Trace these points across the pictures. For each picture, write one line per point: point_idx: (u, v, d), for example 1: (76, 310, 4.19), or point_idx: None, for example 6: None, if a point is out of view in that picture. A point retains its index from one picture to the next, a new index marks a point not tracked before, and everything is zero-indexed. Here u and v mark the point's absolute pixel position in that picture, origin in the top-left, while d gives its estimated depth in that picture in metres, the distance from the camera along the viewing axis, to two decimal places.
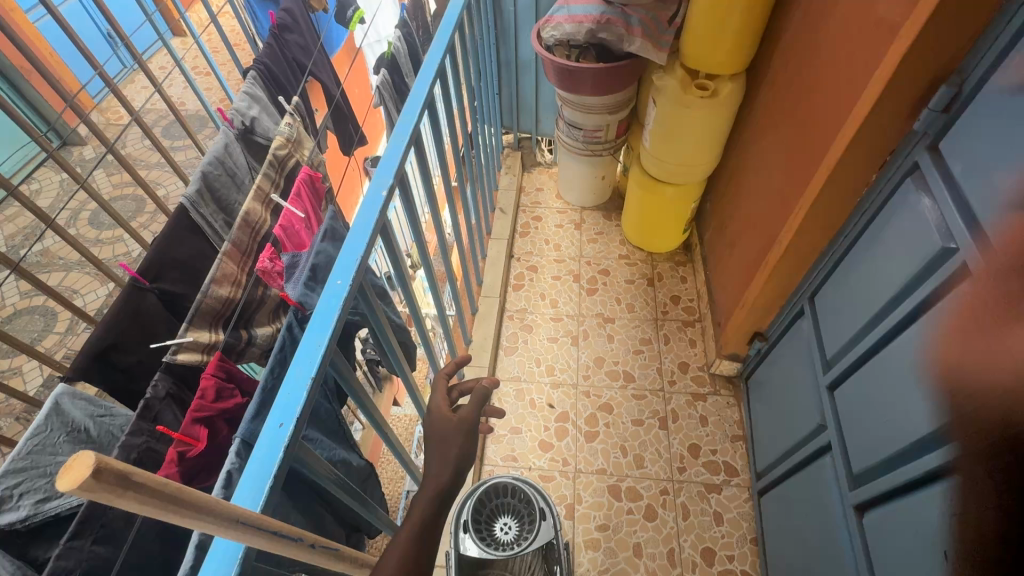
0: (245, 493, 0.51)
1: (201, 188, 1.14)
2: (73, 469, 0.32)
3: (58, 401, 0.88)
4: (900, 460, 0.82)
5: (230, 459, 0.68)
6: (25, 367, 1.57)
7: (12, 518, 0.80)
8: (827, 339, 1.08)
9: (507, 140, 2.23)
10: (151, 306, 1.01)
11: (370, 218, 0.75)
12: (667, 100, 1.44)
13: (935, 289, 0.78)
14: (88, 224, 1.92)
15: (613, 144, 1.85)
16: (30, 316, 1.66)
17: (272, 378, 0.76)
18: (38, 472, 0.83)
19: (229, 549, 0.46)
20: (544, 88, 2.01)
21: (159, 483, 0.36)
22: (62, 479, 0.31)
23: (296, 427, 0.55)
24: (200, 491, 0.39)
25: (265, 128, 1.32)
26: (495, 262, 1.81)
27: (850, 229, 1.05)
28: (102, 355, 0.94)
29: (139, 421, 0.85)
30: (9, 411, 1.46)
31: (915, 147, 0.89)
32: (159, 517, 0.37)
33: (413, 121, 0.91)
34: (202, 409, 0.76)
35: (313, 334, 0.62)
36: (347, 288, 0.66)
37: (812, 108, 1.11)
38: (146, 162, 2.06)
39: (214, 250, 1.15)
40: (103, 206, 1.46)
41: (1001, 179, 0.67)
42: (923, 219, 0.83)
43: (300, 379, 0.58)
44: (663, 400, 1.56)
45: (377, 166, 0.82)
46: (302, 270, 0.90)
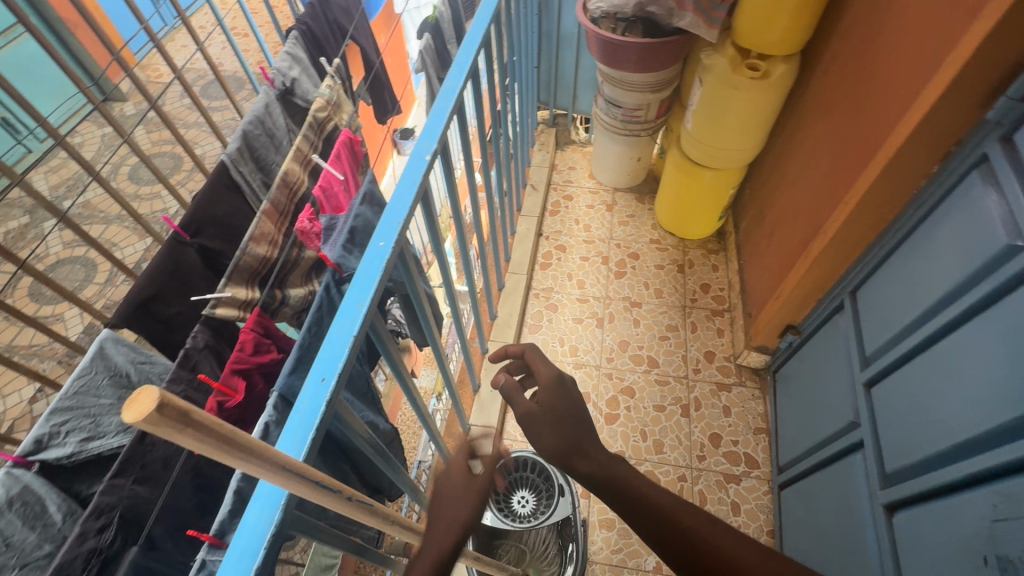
0: (288, 442, 0.52)
1: (242, 147, 1.15)
2: (139, 400, 0.32)
3: (102, 346, 0.91)
4: (941, 462, 0.79)
5: (268, 411, 0.70)
6: (66, 314, 1.63)
7: (59, 454, 0.83)
8: (867, 335, 1.05)
9: (542, 116, 2.20)
10: (191, 260, 1.03)
11: (413, 182, 0.74)
12: (714, 80, 1.39)
13: (995, 288, 0.75)
14: (128, 179, 1.96)
15: (652, 125, 1.80)
16: (72, 266, 1.72)
17: (310, 336, 0.77)
18: (83, 412, 0.87)
19: (273, 495, 0.48)
20: (584, 63, 1.96)
21: (215, 423, 0.37)
22: (129, 411, 0.31)
23: (338, 383, 0.55)
24: (251, 435, 0.40)
25: (304, 90, 1.31)
26: (524, 240, 1.80)
27: (902, 222, 1.01)
28: (143, 305, 0.96)
29: (179, 370, 0.87)
30: (52, 354, 1.52)
31: (984, 138, 0.84)
32: (214, 456, 0.38)
33: (458, 87, 0.89)
34: (239, 361, 0.78)
35: (356, 293, 0.62)
36: (389, 250, 0.66)
37: (871, 93, 1.06)
38: (185, 121, 2.09)
39: (252, 209, 1.16)
40: (145, 161, 1.49)
41: None
42: (986, 215, 0.79)
43: (342, 336, 0.58)
44: (686, 388, 1.55)
45: (422, 131, 0.81)
46: (341, 232, 0.91)
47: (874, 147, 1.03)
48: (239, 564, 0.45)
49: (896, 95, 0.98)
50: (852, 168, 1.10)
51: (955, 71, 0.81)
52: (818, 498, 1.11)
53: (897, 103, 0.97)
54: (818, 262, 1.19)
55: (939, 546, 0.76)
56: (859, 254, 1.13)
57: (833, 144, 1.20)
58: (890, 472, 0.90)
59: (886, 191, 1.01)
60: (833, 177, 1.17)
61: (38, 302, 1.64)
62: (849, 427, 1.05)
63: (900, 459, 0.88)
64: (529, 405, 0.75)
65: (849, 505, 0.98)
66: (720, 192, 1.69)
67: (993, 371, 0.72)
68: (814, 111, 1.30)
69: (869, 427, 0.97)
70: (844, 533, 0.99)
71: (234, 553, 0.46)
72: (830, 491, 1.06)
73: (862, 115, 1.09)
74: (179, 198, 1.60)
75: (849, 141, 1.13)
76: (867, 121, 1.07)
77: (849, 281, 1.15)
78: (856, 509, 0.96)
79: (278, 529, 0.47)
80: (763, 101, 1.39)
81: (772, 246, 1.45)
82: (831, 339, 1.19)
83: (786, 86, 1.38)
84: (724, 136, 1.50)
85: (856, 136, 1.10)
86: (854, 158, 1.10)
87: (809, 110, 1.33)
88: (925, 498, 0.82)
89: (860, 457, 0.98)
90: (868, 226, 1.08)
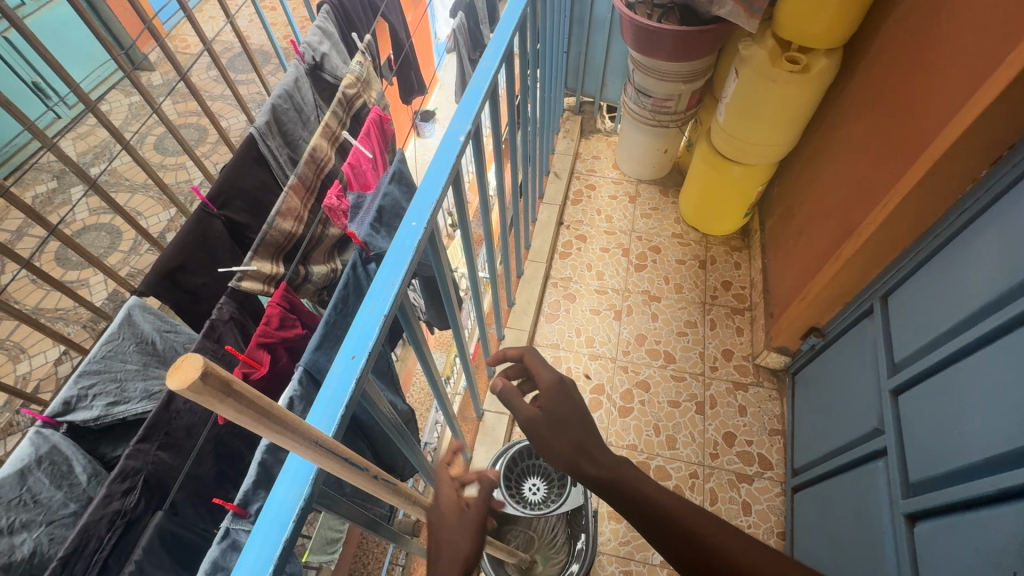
0: (318, 417, 0.52)
1: (270, 121, 1.14)
2: (180, 370, 0.32)
3: (130, 312, 0.92)
4: (969, 475, 0.78)
5: (294, 386, 0.71)
6: (91, 280, 1.66)
7: (86, 416, 0.85)
8: (898, 342, 1.02)
9: (568, 103, 2.16)
10: (217, 232, 1.03)
11: (447, 163, 0.73)
12: (751, 71, 1.36)
13: None
14: (154, 149, 1.98)
15: (682, 116, 1.77)
16: (98, 232, 1.74)
17: (336, 314, 0.77)
18: (110, 377, 0.88)
19: (303, 469, 0.47)
20: (615, 49, 1.92)
21: (254, 395, 0.37)
22: (175, 377, 0.31)
23: (368, 361, 0.55)
24: (288, 409, 0.40)
25: (334, 66, 1.30)
26: (545, 228, 1.78)
27: (943, 228, 0.97)
28: (170, 275, 0.96)
29: (204, 340, 0.87)
30: (77, 319, 1.55)
31: None
32: (251, 426, 0.38)
33: (493, 67, 0.87)
34: (265, 335, 0.78)
35: (386, 273, 0.62)
36: (421, 231, 0.65)
37: (920, 91, 1.02)
38: (211, 93, 2.10)
39: (278, 184, 1.16)
40: (172, 132, 1.50)
41: None
42: None
43: (372, 316, 0.58)
44: (702, 385, 1.53)
45: (456, 111, 0.80)
46: (368, 211, 0.90)
47: (919, 148, 0.99)
48: (268, 536, 0.45)
49: (948, 94, 0.94)
50: (894, 169, 1.06)
51: (1015, 71, 0.78)
52: (835, 503, 1.09)
53: (948, 103, 0.93)
54: (850, 264, 1.16)
55: (961, 560, 0.75)
56: (894, 259, 1.10)
57: (874, 144, 1.16)
58: (913, 481, 0.88)
59: (929, 194, 0.97)
60: (871, 178, 1.14)
61: (64, 267, 1.67)
62: (872, 433, 1.03)
63: (925, 469, 0.86)
64: (533, 410, 0.73)
65: (868, 512, 0.97)
66: (748, 188, 1.65)
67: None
68: (856, 108, 1.26)
69: (894, 434, 0.95)
70: (860, 540, 0.97)
71: (262, 526, 0.45)
72: (849, 497, 1.04)
73: (909, 114, 1.05)
74: (204, 169, 1.60)
75: (892, 141, 1.09)
76: (914, 121, 1.03)
77: (881, 286, 1.12)
78: (876, 516, 0.95)
79: (306, 503, 0.47)
80: (801, 95, 1.34)
81: (800, 245, 1.42)
82: (858, 343, 1.17)
83: (826, 82, 1.33)
84: (757, 130, 1.46)
85: (900, 136, 1.06)
86: (896, 159, 1.06)
87: (849, 108, 1.29)
88: (949, 510, 0.80)
89: (883, 465, 0.96)
90: (906, 229, 1.04)
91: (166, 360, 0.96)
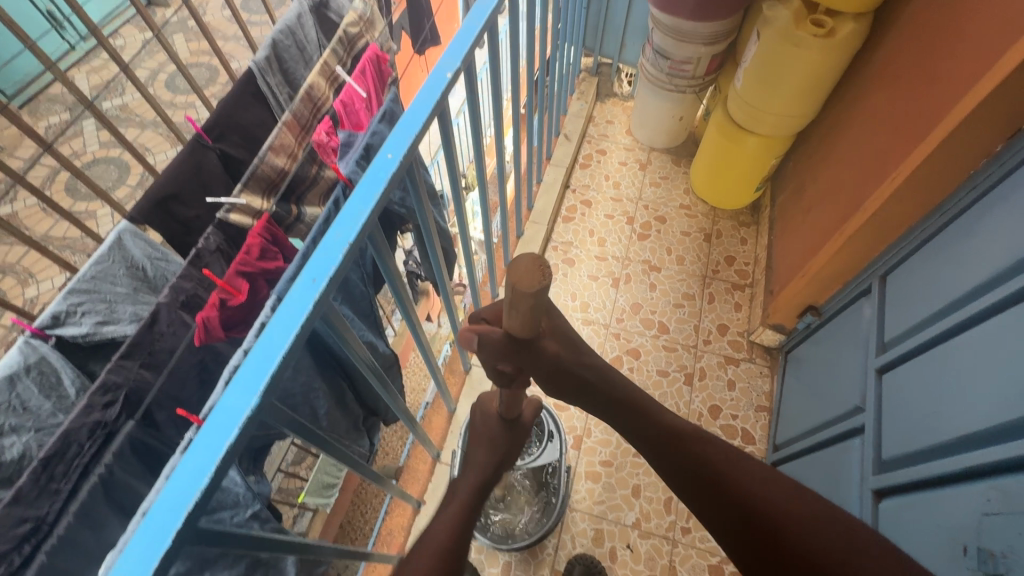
0: (275, 334, 0.53)
1: (271, 56, 1.11)
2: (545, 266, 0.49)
3: (120, 237, 0.93)
4: (935, 453, 0.76)
5: (265, 312, 0.70)
6: (99, 212, 1.69)
7: (75, 332, 0.87)
8: (890, 322, 1.00)
9: (586, 63, 2.09)
10: (211, 165, 1.02)
11: (430, 100, 0.72)
12: (774, 34, 1.28)
13: None
14: (165, 86, 1.98)
15: (700, 82, 1.70)
16: (107, 166, 1.76)
17: (313, 245, 0.77)
18: (99, 297, 0.90)
19: (253, 380, 0.50)
20: (637, 7, 1.84)
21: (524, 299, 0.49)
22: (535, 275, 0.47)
23: (328, 285, 0.56)
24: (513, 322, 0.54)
25: (339, 5, 1.27)
26: (550, 189, 1.76)
27: (951, 206, 0.93)
28: (163, 203, 0.96)
29: (189, 268, 0.87)
30: (84, 248, 1.59)
31: None
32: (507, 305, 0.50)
33: (491, 6, 0.84)
34: (245, 264, 0.81)
35: (357, 203, 0.61)
36: (396, 163, 0.65)
37: (938, 62, 0.97)
38: (224, 33, 2.08)
39: (275, 122, 1.14)
40: (181, 68, 1.47)
41: None
42: None
43: (338, 242, 0.58)
44: (694, 357, 1.52)
45: (446, 48, 0.78)
46: (356, 148, 0.91)
47: (933, 119, 0.93)
48: (214, 441, 0.47)
49: (967, 63, 0.88)
50: (906, 142, 1.01)
51: None
52: (811, 478, 1.09)
53: (969, 68, 0.87)
54: (852, 240, 1.12)
55: (920, 533, 0.74)
56: (896, 238, 1.06)
57: (893, 115, 1.09)
58: (885, 459, 0.87)
59: (939, 168, 0.92)
60: (885, 152, 1.08)
61: (74, 198, 1.70)
62: (853, 412, 1.02)
63: (897, 447, 0.85)
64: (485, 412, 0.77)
65: (840, 488, 0.97)
66: (761, 161, 1.60)
67: (1011, 367, 0.67)
68: (880, 77, 1.18)
69: (873, 414, 0.94)
70: None
71: (210, 431, 0.48)
72: (824, 472, 1.04)
73: (929, 82, 0.98)
74: (211, 109, 1.59)
75: (909, 111, 1.02)
76: (930, 93, 0.97)
77: (881, 265, 1.09)
78: (847, 492, 0.94)
79: (254, 413, 0.49)
80: (825, 62, 1.27)
81: (807, 221, 1.38)
82: (852, 324, 1.14)
83: (853, 48, 1.26)
84: (776, 99, 1.40)
85: (915, 110, 1.01)
86: (908, 133, 1.01)
87: (874, 76, 1.21)
88: (913, 488, 0.80)
89: (859, 442, 0.96)
90: (912, 207, 1.00)
91: (156, 286, 0.98)
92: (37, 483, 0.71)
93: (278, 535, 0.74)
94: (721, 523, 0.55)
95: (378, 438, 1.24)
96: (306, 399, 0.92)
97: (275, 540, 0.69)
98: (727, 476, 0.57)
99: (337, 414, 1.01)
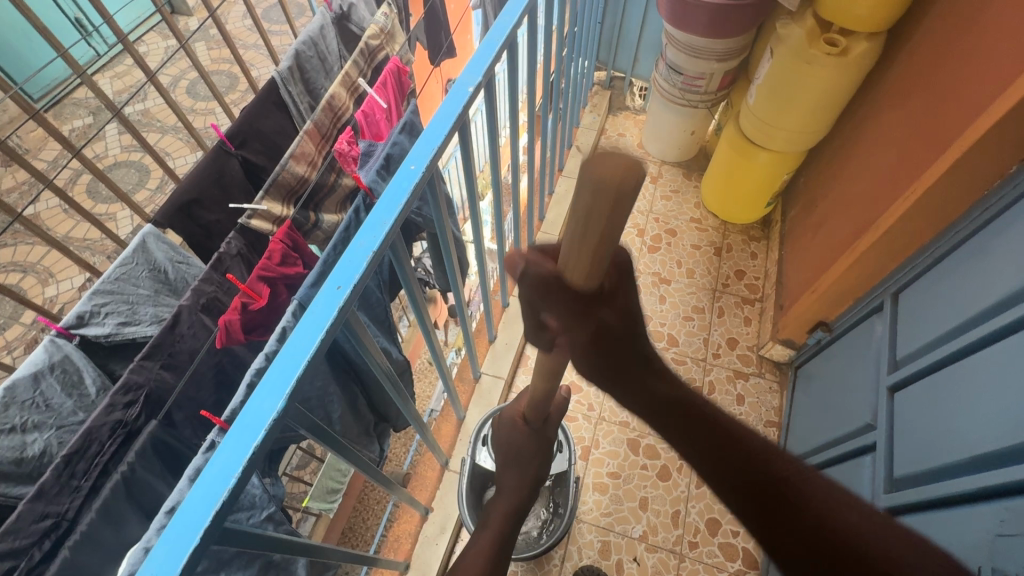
0: (299, 339, 0.55)
1: (293, 66, 1.13)
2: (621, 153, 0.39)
3: (144, 240, 0.95)
4: (948, 473, 0.76)
5: (287, 317, 0.72)
6: (118, 214, 1.72)
7: (98, 332, 0.89)
8: (902, 340, 1.00)
9: (599, 77, 2.12)
10: (233, 171, 1.05)
11: (452, 114, 0.74)
12: (787, 52, 1.30)
13: None
14: (186, 92, 2.02)
15: (713, 97, 1.71)
16: (128, 169, 1.80)
17: (335, 252, 0.79)
18: (122, 298, 0.93)
19: (279, 384, 0.52)
20: (650, 23, 1.87)
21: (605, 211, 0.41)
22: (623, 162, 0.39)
23: (352, 293, 0.57)
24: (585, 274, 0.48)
25: (360, 18, 1.30)
26: (561, 201, 1.77)
27: (964, 224, 0.93)
28: (186, 208, 0.98)
29: (211, 272, 0.89)
30: (102, 249, 1.62)
31: None
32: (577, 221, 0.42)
33: (512, 22, 0.86)
34: (266, 269, 0.83)
35: (380, 212, 0.63)
36: (419, 174, 0.67)
37: (952, 82, 0.97)
38: (244, 42, 2.13)
39: (296, 131, 1.17)
40: (203, 75, 1.50)
41: None
42: None
43: (362, 250, 0.60)
44: (703, 370, 1.52)
45: (468, 63, 0.80)
46: (377, 158, 0.93)
47: (947, 138, 0.94)
48: (240, 441, 0.49)
49: (981, 85, 0.89)
50: (919, 160, 1.02)
51: None
52: None
53: (984, 90, 0.88)
54: (863, 257, 1.12)
55: None
56: (909, 256, 1.06)
57: (905, 134, 1.10)
58: (897, 477, 0.87)
59: (951, 187, 0.93)
60: (897, 170, 1.09)
61: (94, 200, 1.74)
62: (865, 429, 1.02)
63: (909, 466, 0.85)
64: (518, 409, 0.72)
65: None
66: (772, 176, 1.61)
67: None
68: (892, 96, 1.19)
69: (885, 432, 0.94)
70: None
71: (236, 432, 0.50)
72: None
73: (941, 102, 0.99)
74: (231, 116, 1.63)
75: (923, 131, 1.03)
76: (943, 114, 0.98)
77: (893, 283, 1.09)
78: None
79: (279, 417, 0.51)
80: (837, 81, 1.29)
81: (819, 237, 1.38)
82: (864, 341, 1.14)
83: (866, 67, 1.27)
84: (788, 116, 1.41)
85: (929, 129, 1.01)
86: (921, 151, 1.01)
87: (887, 95, 1.22)
88: (926, 507, 0.79)
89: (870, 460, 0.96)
90: (925, 224, 1.00)
91: (177, 289, 1.00)
92: (58, 479, 0.73)
93: (292, 537, 0.75)
94: (733, 482, 0.56)
95: (388, 445, 1.24)
96: (322, 404, 0.93)
97: (290, 541, 0.70)
98: (776, 481, 0.56)
99: (349, 418, 1.02)
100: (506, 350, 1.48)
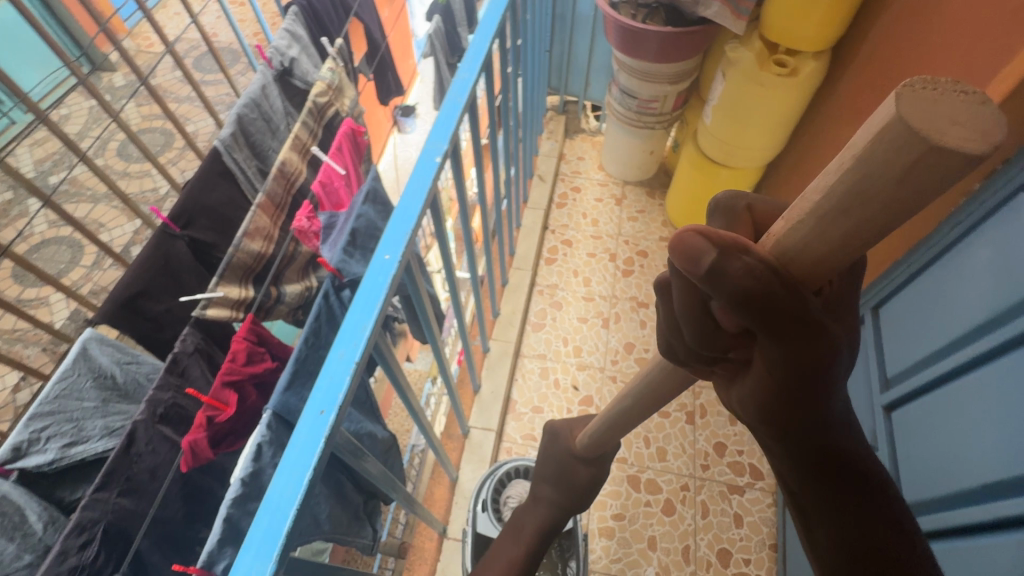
0: (284, 485, 0.48)
1: (236, 132, 1.04)
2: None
3: (85, 346, 0.86)
4: (962, 499, 0.77)
5: (261, 431, 0.65)
6: (51, 298, 1.57)
7: (40, 461, 0.78)
8: (890, 359, 1.02)
9: (551, 102, 2.12)
10: (181, 254, 0.96)
11: (423, 188, 0.68)
12: (738, 74, 1.29)
13: (1010, 337, 0.72)
14: (116, 155, 1.87)
15: (668, 118, 1.71)
16: (57, 246, 1.65)
17: (308, 347, 0.72)
18: (65, 417, 0.82)
19: (266, 545, 0.45)
20: (598, 47, 1.89)
21: None
22: None
23: (338, 415, 0.51)
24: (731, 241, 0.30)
25: (304, 72, 1.21)
26: (529, 234, 1.74)
27: (935, 241, 0.94)
28: (131, 302, 0.89)
29: (167, 375, 0.81)
30: (36, 340, 1.46)
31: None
32: None
33: (472, 79, 0.82)
34: (231, 372, 0.75)
35: (358, 314, 0.57)
36: (396, 264, 0.61)
37: None
38: (176, 95, 2.00)
39: (248, 200, 1.08)
40: (133, 139, 1.37)
41: (966, 313, 0.82)
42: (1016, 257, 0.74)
43: (342, 363, 0.54)
44: (693, 394, 1.49)
45: (432, 129, 0.75)
46: (342, 233, 0.86)
47: None
48: None
49: None
50: None
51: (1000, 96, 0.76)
52: None
53: None
54: None
55: None
56: (888, 269, 1.08)
57: None
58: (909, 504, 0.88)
59: None
60: None
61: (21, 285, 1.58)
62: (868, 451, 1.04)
63: (919, 491, 0.87)
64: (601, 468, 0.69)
65: None
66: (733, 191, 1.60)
67: (1013, 420, 0.69)
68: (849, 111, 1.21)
69: (887, 452, 0.96)
70: None
71: None
72: None
73: None
74: (170, 179, 1.50)
75: None
76: None
77: (873, 297, 1.11)
78: None
79: None
80: (789, 101, 1.29)
81: None
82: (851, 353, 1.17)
83: (815, 84, 1.28)
84: (746, 135, 1.40)
85: None
86: None
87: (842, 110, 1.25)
88: (946, 535, 0.79)
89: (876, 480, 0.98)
90: (902, 240, 1.03)
91: (129, 393, 0.90)
92: None
93: None
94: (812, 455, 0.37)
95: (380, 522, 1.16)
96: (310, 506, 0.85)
97: None
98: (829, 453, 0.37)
99: (337, 511, 0.94)
100: (494, 398, 1.43)
